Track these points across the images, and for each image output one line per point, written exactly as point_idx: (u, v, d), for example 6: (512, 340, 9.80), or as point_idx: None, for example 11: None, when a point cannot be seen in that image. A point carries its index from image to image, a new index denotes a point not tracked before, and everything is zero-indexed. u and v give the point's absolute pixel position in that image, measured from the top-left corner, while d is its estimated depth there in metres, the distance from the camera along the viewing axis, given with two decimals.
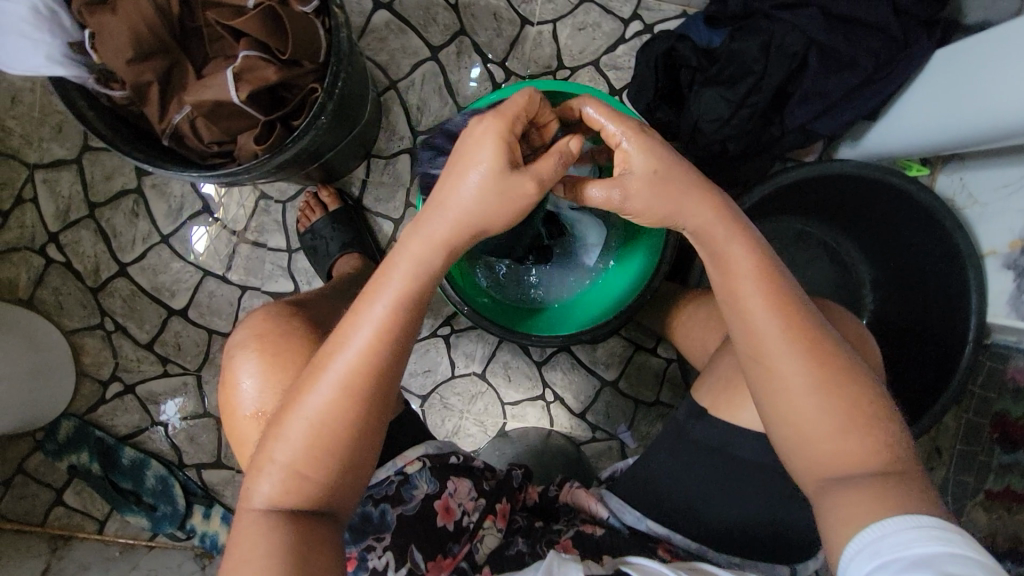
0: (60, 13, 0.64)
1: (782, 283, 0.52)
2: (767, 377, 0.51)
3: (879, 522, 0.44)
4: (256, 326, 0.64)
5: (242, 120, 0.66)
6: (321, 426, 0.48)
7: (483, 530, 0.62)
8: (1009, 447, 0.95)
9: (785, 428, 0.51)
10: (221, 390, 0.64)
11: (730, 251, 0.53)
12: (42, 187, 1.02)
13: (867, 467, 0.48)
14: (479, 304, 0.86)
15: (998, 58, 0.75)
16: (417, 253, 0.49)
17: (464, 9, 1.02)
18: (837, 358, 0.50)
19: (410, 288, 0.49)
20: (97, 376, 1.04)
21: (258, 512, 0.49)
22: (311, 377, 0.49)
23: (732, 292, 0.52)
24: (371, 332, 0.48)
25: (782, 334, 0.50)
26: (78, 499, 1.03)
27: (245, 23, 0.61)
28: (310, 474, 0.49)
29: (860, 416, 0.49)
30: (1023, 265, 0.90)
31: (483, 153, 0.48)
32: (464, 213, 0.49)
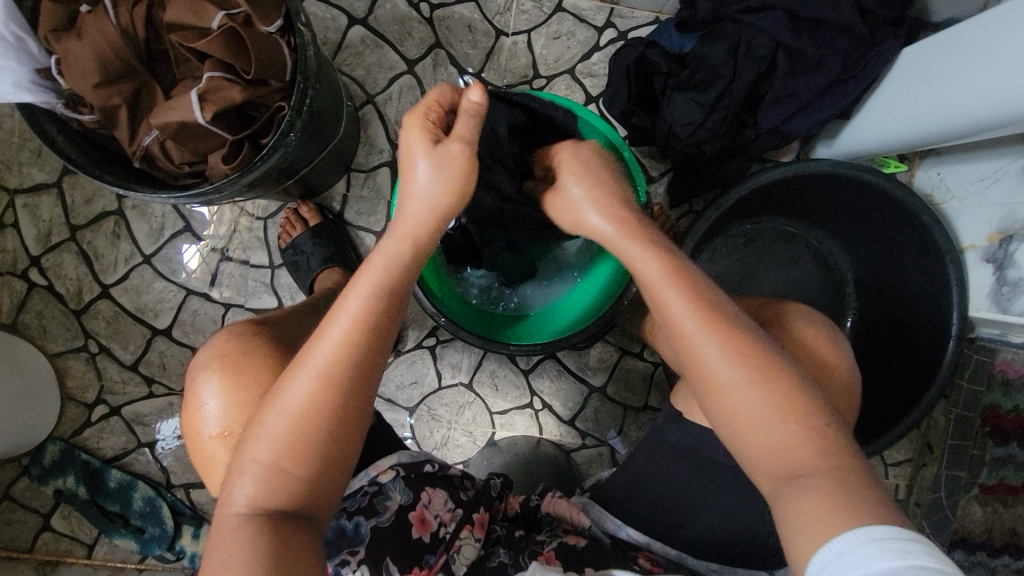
0: (27, 40, 0.64)
1: (694, 276, 0.54)
2: (701, 379, 0.51)
3: (834, 539, 0.41)
4: (216, 346, 0.64)
5: (210, 140, 0.66)
6: (299, 419, 0.48)
7: (460, 540, 0.62)
8: (1002, 441, 0.96)
9: (724, 422, 0.51)
10: (186, 413, 0.64)
11: (639, 259, 0.55)
12: (23, 213, 1.02)
13: (805, 467, 0.47)
14: (470, 319, 0.89)
15: (959, 55, 0.76)
16: (388, 248, 0.53)
17: (439, 22, 1.03)
18: (769, 359, 0.50)
19: (380, 277, 0.52)
20: (83, 399, 1.04)
21: (238, 516, 0.47)
22: (291, 370, 0.50)
23: (653, 289, 0.53)
24: (349, 320, 0.50)
25: (707, 331, 0.50)
26: (66, 524, 1.03)
27: (207, 44, 0.62)
28: (291, 471, 0.48)
29: (790, 402, 0.48)
30: (1002, 257, 0.90)
31: (420, 148, 0.54)
32: (425, 206, 0.54)
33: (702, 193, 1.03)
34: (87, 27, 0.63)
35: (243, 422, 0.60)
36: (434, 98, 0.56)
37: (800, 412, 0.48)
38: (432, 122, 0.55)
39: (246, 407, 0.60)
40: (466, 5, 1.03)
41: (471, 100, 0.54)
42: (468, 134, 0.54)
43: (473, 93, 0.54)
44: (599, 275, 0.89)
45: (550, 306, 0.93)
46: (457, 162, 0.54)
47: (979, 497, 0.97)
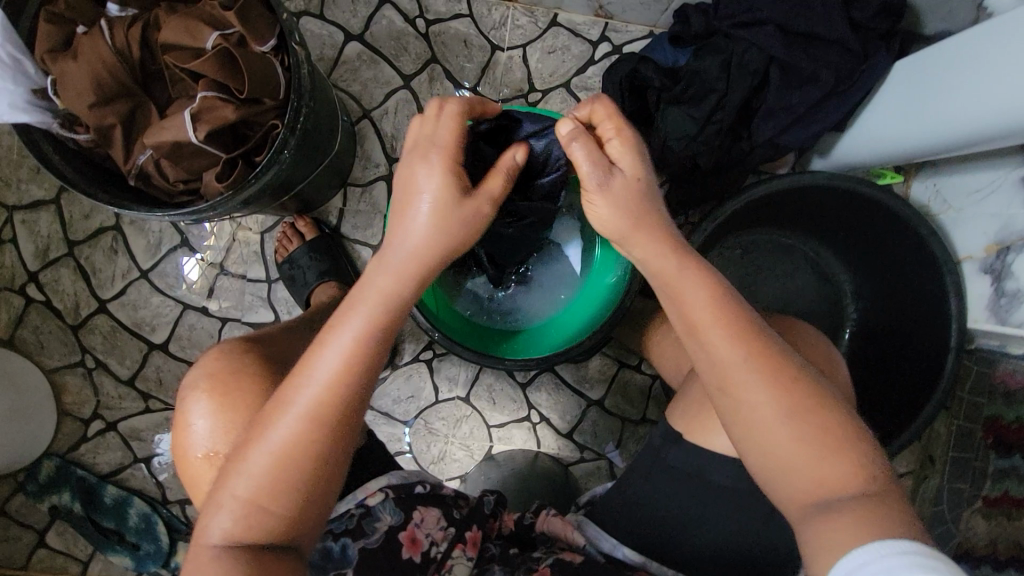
0: (24, 61, 0.65)
1: (742, 308, 0.51)
2: (738, 417, 0.50)
3: (860, 549, 0.42)
4: (207, 364, 0.64)
5: (204, 158, 0.66)
6: (282, 457, 0.47)
7: (452, 559, 0.61)
8: (1005, 452, 0.93)
9: (755, 452, 0.50)
10: (174, 432, 0.63)
11: (686, 289, 0.52)
12: (21, 228, 1.02)
13: (850, 490, 0.47)
14: (510, 346, 0.90)
15: (951, 71, 0.77)
16: (385, 287, 0.51)
17: (434, 37, 1.04)
18: (825, 410, 0.49)
19: (375, 316, 0.50)
20: (79, 415, 1.03)
21: (215, 549, 0.47)
22: (275, 406, 0.48)
23: (693, 325, 0.51)
24: (340, 360, 0.48)
25: (745, 364, 0.49)
26: (61, 541, 1.02)
27: (202, 64, 0.62)
28: (270, 508, 0.47)
29: (837, 439, 0.48)
30: (999, 268, 0.89)
31: (429, 183, 0.51)
32: (421, 246, 0.51)
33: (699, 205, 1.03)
34: (83, 47, 0.64)
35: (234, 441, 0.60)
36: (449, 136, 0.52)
37: (845, 444, 0.48)
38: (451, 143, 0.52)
39: (235, 425, 0.60)
40: (462, 21, 1.04)
41: (558, 133, 0.55)
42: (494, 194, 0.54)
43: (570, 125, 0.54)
44: (592, 291, 0.89)
45: (581, 287, 0.91)
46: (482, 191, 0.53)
47: (982, 510, 0.95)
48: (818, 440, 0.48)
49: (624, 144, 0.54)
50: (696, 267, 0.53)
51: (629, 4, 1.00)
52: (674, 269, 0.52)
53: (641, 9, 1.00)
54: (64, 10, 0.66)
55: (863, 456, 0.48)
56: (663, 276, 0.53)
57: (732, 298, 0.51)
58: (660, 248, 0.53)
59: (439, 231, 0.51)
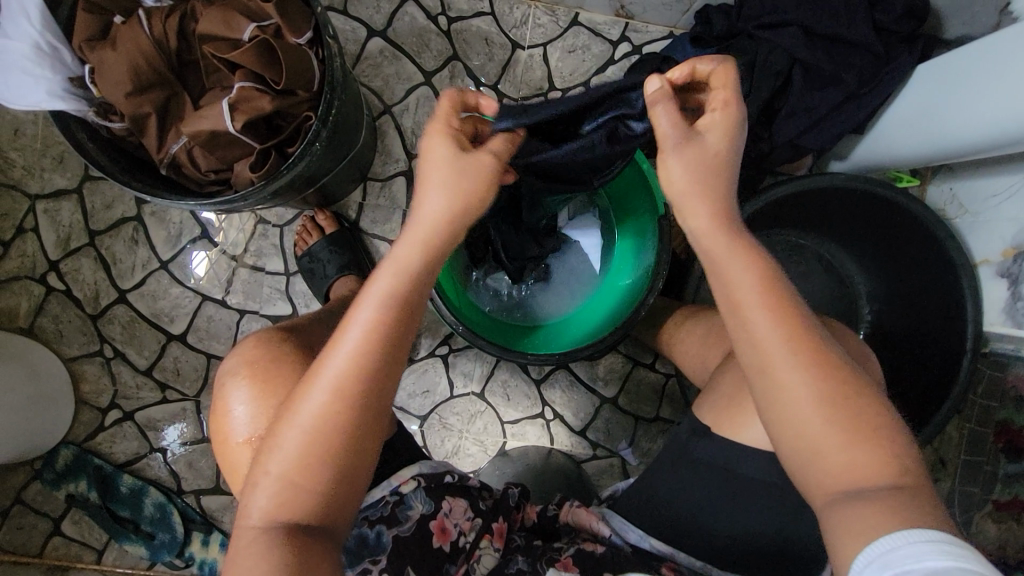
0: (62, 50, 0.65)
1: (784, 287, 0.52)
2: (773, 399, 0.50)
3: (886, 537, 0.43)
4: (246, 352, 0.64)
5: (238, 148, 0.67)
6: (314, 432, 0.47)
7: (480, 549, 0.62)
8: (1015, 457, 0.94)
9: (789, 438, 0.50)
10: (212, 420, 0.64)
11: (731, 264, 0.52)
12: (43, 217, 1.03)
13: (880, 480, 0.46)
14: (534, 340, 0.89)
15: (969, 77, 0.78)
16: (401, 258, 0.51)
17: (456, 35, 1.05)
18: (857, 396, 0.48)
19: (393, 287, 0.50)
20: (97, 404, 1.04)
21: (255, 529, 0.48)
22: (304, 384, 0.49)
23: (738, 304, 0.51)
24: (361, 331, 0.49)
25: (784, 343, 0.49)
26: (76, 529, 1.03)
27: (241, 55, 0.63)
28: (305, 487, 0.48)
29: (868, 426, 0.48)
30: (1016, 273, 0.90)
31: (433, 150, 0.53)
32: (436, 214, 0.52)
33: None
34: (121, 36, 0.65)
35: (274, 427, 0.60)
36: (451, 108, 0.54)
37: (879, 433, 0.48)
38: (456, 130, 0.54)
39: (275, 413, 0.60)
40: (483, 19, 1.05)
41: (647, 90, 0.53)
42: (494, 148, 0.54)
43: (660, 83, 0.52)
44: (611, 287, 0.91)
45: (601, 283, 0.93)
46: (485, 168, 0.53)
47: (993, 514, 0.95)
48: (848, 425, 0.48)
49: (717, 119, 0.53)
50: (751, 250, 0.52)
51: (651, 5, 1.00)
52: (733, 246, 0.52)
53: (663, 9, 1.01)
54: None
55: (895, 446, 0.47)
56: (707, 248, 0.53)
57: (777, 280, 0.51)
58: (715, 223, 0.53)
59: (453, 196, 0.52)
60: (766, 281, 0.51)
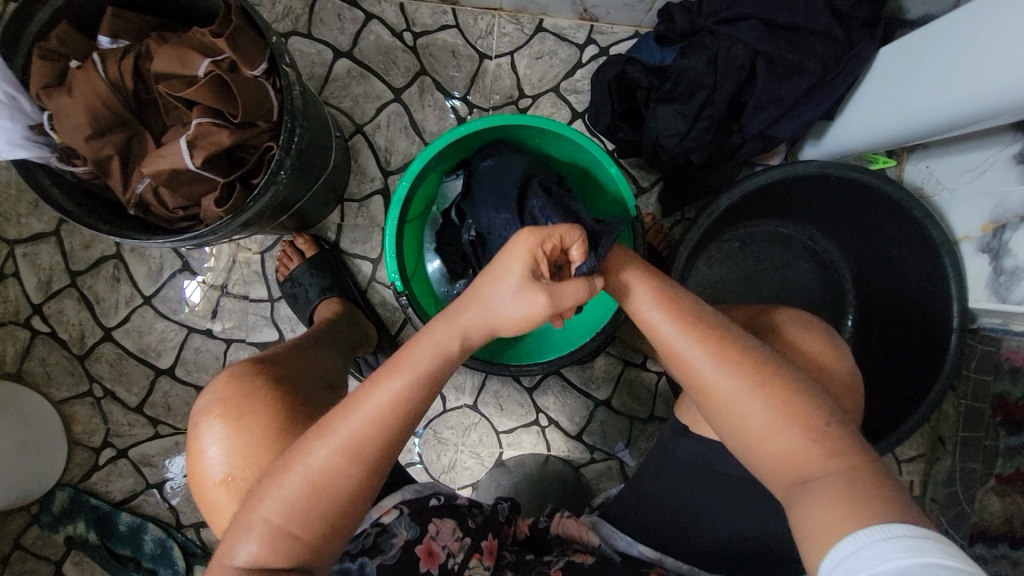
0: (20, 98, 0.66)
1: (684, 299, 0.59)
2: (703, 397, 0.53)
3: (847, 538, 0.41)
4: (218, 389, 0.64)
5: (202, 184, 0.67)
6: (316, 486, 0.47)
7: (470, 569, 0.60)
8: (1014, 429, 0.92)
9: (732, 433, 0.52)
10: (189, 460, 0.64)
11: (636, 287, 0.62)
12: (23, 261, 1.03)
13: (815, 472, 0.47)
14: (518, 350, 0.90)
15: (929, 58, 0.78)
16: (438, 338, 0.54)
17: (423, 50, 1.05)
18: (778, 377, 0.51)
19: (423, 365, 0.52)
20: (89, 444, 1.04)
21: (238, 569, 0.47)
22: (315, 433, 0.49)
23: (646, 313, 0.59)
24: (385, 398, 0.49)
25: (683, 333, 0.55)
26: (78, 570, 1.02)
27: (194, 92, 0.63)
28: (296, 533, 0.47)
29: (787, 404, 0.50)
30: (996, 247, 0.90)
31: (508, 266, 0.57)
32: (489, 317, 0.56)
33: (695, 200, 1.04)
34: (77, 82, 0.65)
35: (248, 466, 0.59)
36: (558, 236, 0.60)
37: (802, 411, 0.49)
38: (541, 254, 0.58)
39: (248, 451, 0.59)
40: (448, 32, 1.05)
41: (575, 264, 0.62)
42: (573, 298, 0.58)
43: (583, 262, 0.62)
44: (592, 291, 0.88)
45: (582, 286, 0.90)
46: (538, 307, 0.56)
47: (997, 488, 0.94)
48: (776, 407, 0.50)
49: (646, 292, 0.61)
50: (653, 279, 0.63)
51: (614, 6, 1.00)
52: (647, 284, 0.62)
53: (625, 10, 1.01)
54: (56, 45, 0.66)
55: (827, 431, 0.48)
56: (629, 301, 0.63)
57: (676, 294, 0.60)
58: (640, 275, 0.63)
59: (510, 306, 0.56)
60: (662, 300, 0.59)
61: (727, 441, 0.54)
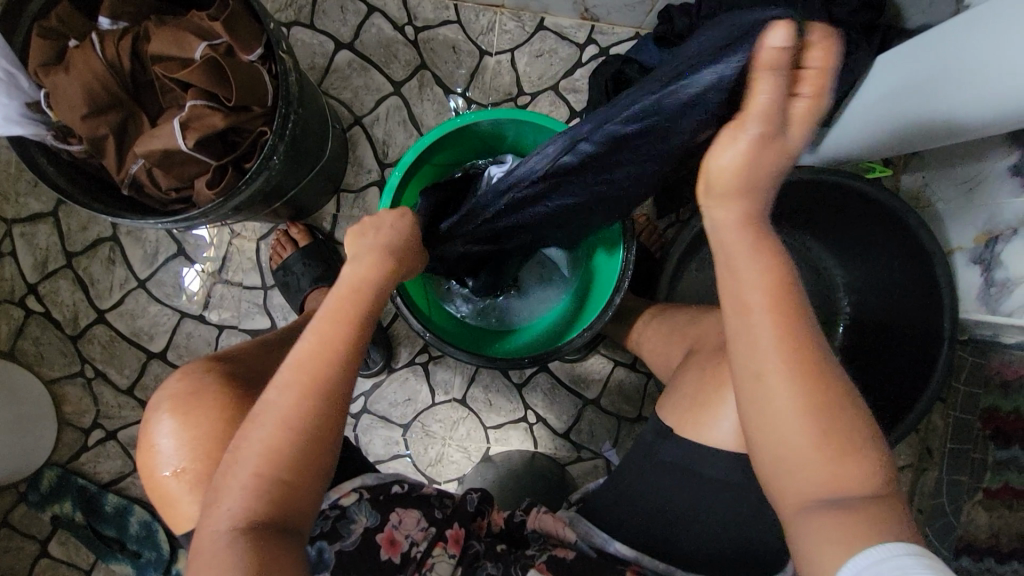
0: (19, 75, 0.66)
1: (792, 292, 0.50)
2: (756, 398, 0.49)
3: (872, 547, 0.42)
4: (170, 385, 0.65)
5: (194, 165, 0.67)
6: (280, 429, 0.48)
7: (433, 558, 0.61)
8: (1003, 443, 0.96)
9: (766, 442, 0.49)
10: (139, 453, 0.64)
11: (743, 263, 0.50)
12: (20, 240, 1.04)
13: (860, 491, 0.46)
14: (507, 345, 0.90)
15: (929, 66, 0.77)
16: (354, 272, 0.56)
17: (423, 44, 1.06)
18: (845, 408, 0.48)
19: (349, 296, 0.55)
20: (79, 424, 1.04)
21: (223, 533, 0.46)
22: (270, 385, 0.50)
23: (748, 303, 0.49)
24: (321, 333, 0.52)
25: (778, 344, 0.48)
26: (63, 550, 1.03)
27: (190, 74, 0.64)
28: (283, 477, 0.47)
29: (853, 438, 0.47)
30: (988, 259, 0.89)
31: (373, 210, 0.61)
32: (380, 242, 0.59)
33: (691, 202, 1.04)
34: (75, 61, 0.66)
35: (200, 457, 0.60)
36: None
37: (858, 443, 0.47)
38: None
39: (204, 444, 0.61)
40: (450, 27, 1.06)
41: None
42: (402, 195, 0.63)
43: None
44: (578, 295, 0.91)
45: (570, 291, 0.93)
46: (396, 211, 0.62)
47: (984, 502, 0.97)
48: (832, 437, 0.47)
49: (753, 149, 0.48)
50: (765, 249, 0.50)
51: (614, 7, 1.01)
52: (747, 247, 0.50)
53: (626, 11, 1.01)
54: (56, 25, 0.67)
55: (873, 456, 0.47)
56: (719, 246, 0.52)
57: (788, 283, 0.50)
58: (741, 224, 0.51)
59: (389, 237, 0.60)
60: (775, 288, 0.49)
61: (753, 445, 0.51)
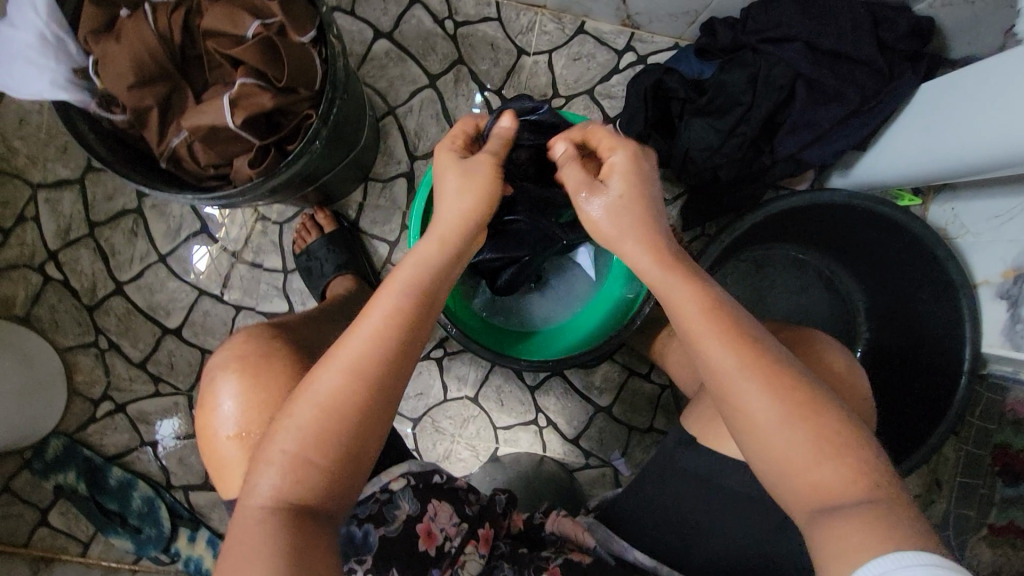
0: (67, 41, 0.66)
1: (730, 310, 0.53)
2: (737, 416, 0.51)
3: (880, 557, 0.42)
4: (237, 345, 0.64)
5: (237, 144, 0.67)
6: (328, 410, 0.47)
7: (465, 555, 0.61)
8: (1012, 480, 0.93)
9: (759, 456, 0.50)
10: (198, 412, 0.63)
11: (674, 293, 0.54)
12: (44, 206, 1.03)
13: (848, 501, 0.46)
14: (527, 347, 0.90)
15: (964, 101, 0.78)
16: (421, 250, 0.54)
17: (462, 39, 1.05)
18: (826, 417, 0.49)
19: (414, 277, 0.52)
20: (89, 395, 1.04)
21: (259, 508, 0.45)
22: (321, 362, 0.49)
23: (688, 330, 0.53)
24: (383, 314, 0.49)
25: (738, 368, 0.50)
26: (63, 520, 1.02)
27: (244, 51, 0.64)
28: (314, 462, 0.46)
29: (837, 440, 0.48)
30: (1016, 295, 0.89)
31: (446, 164, 0.59)
32: (455, 215, 0.56)
33: (719, 215, 1.03)
34: (126, 29, 0.65)
35: (262, 424, 0.59)
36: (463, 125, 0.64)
37: (848, 447, 0.48)
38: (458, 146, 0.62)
39: (266, 409, 0.59)
40: (490, 24, 1.05)
41: (504, 121, 0.63)
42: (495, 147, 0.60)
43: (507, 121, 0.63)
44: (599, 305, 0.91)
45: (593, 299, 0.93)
46: (484, 168, 0.58)
47: (988, 538, 0.95)
48: (815, 442, 0.48)
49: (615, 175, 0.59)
50: (687, 275, 0.54)
51: (657, 15, 1.01)
52: (674, 277, 0.55)
53: (668, 20, 1.01)
54: None
55: (865, 461, 0.47)
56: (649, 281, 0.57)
57: (722, 302, 0.53)
58: (656, 258, 0.56)
59: (466, 205, 0.56)
60: (707, 311, 0.52)
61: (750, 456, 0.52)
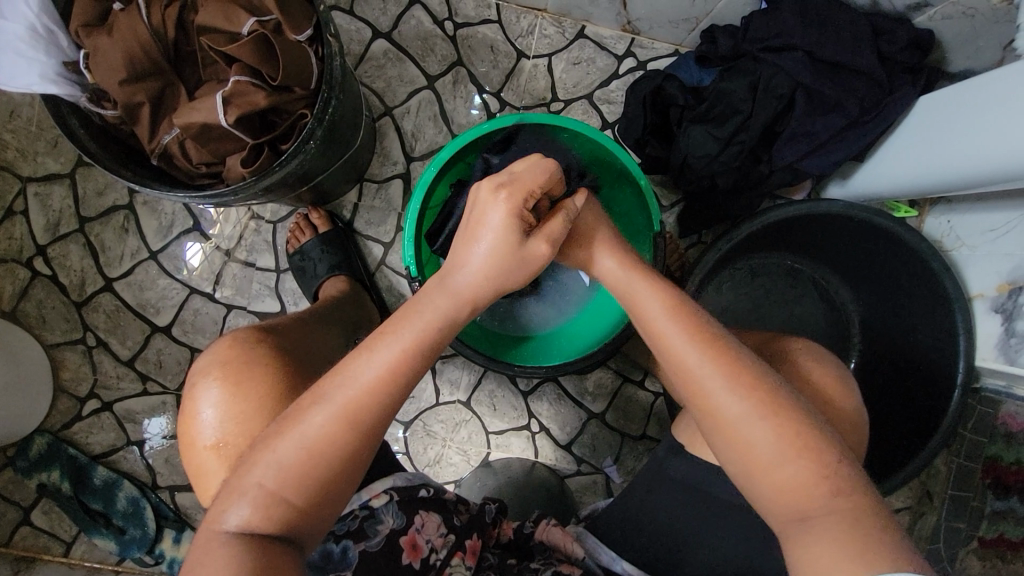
0: (58, 34, 0.65)
1: (692, 308, 0.55)
2: (709, 421, 0.51)
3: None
4: (220, 351, 0.62)
5: (231, 142, 0.66)
6: (313, 450, 0.46)
7: (451, 568, 0.59)
8: (1003, 494, 0.92)
9: (732, 455, 0.50)
10: (180, 420, 0.61)
11: (642, 299, 0.58)
12: (34, 200, 1.02)
13: (815, 509, 0.47)
14: (522, 353, 0.89)
15: (957, 115, 0.78)
16: (442, 304, 0.53)
17: (461, 41, 1.05)
18: (801, 422, 0.48)
19: (427, 331, 0.51)
20: (75, 393, 1.02)
21: (227, 535, 0.45)
22: (311, 398, 0.47)
23: (653, 327, 0.55)
24: (387, 362, 0.48)
25: (707, 363, 0.51)
26: (46, 520, 1.00)
27: (238, 48, 0.63)
28: (291, 499, 0.46)
29: (806, 439, 0.48)
30: (1010, 308, 0.89)
31: (494, 218, 0.56)
32: (484, 272, 0.56)
33: (715, 223, 1.03)
34: (119, 24, 0.64)
35: (243, 435, 0.58)
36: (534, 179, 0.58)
37: (815, 448, 0.47)
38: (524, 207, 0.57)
39: (246, 418, 0.58)
40: (490, 27, 1.05)
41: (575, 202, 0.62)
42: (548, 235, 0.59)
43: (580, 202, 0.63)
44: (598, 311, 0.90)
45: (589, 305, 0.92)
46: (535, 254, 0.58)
47: (978, 551, 0.95)
48: (788, 440, 0.48)
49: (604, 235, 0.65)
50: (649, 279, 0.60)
51: (657, 22, 1.00)
52: (643, 283, 0.59)
53: (669, 27, 1.01)
54: None
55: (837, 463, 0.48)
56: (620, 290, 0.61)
57: (684, 302, 0.56)
58: (622, 264, 0.62)
59: (495, 270, 0.56)
60: (669, 308, 0.55)
61: (723, 460, 0.52)
